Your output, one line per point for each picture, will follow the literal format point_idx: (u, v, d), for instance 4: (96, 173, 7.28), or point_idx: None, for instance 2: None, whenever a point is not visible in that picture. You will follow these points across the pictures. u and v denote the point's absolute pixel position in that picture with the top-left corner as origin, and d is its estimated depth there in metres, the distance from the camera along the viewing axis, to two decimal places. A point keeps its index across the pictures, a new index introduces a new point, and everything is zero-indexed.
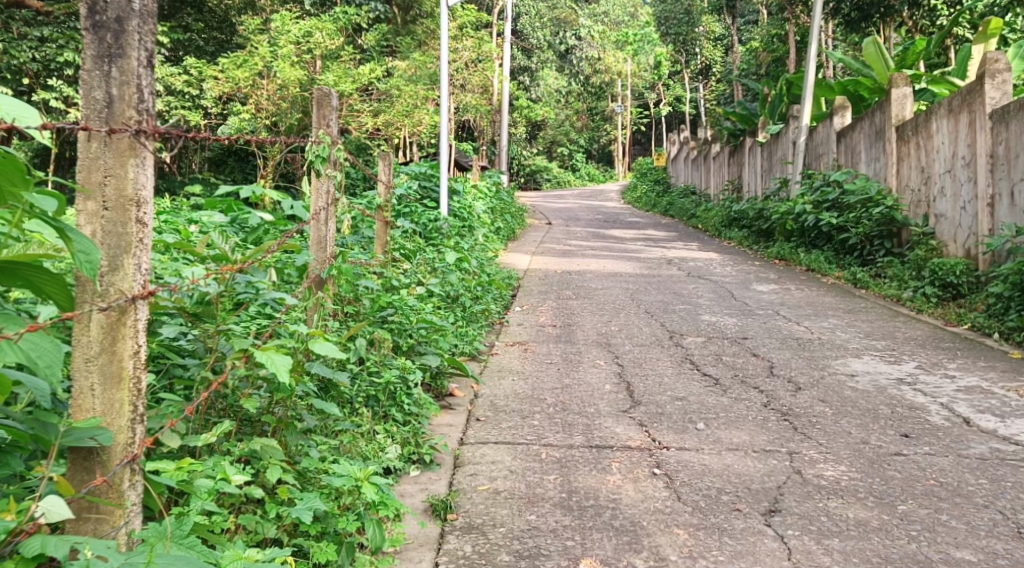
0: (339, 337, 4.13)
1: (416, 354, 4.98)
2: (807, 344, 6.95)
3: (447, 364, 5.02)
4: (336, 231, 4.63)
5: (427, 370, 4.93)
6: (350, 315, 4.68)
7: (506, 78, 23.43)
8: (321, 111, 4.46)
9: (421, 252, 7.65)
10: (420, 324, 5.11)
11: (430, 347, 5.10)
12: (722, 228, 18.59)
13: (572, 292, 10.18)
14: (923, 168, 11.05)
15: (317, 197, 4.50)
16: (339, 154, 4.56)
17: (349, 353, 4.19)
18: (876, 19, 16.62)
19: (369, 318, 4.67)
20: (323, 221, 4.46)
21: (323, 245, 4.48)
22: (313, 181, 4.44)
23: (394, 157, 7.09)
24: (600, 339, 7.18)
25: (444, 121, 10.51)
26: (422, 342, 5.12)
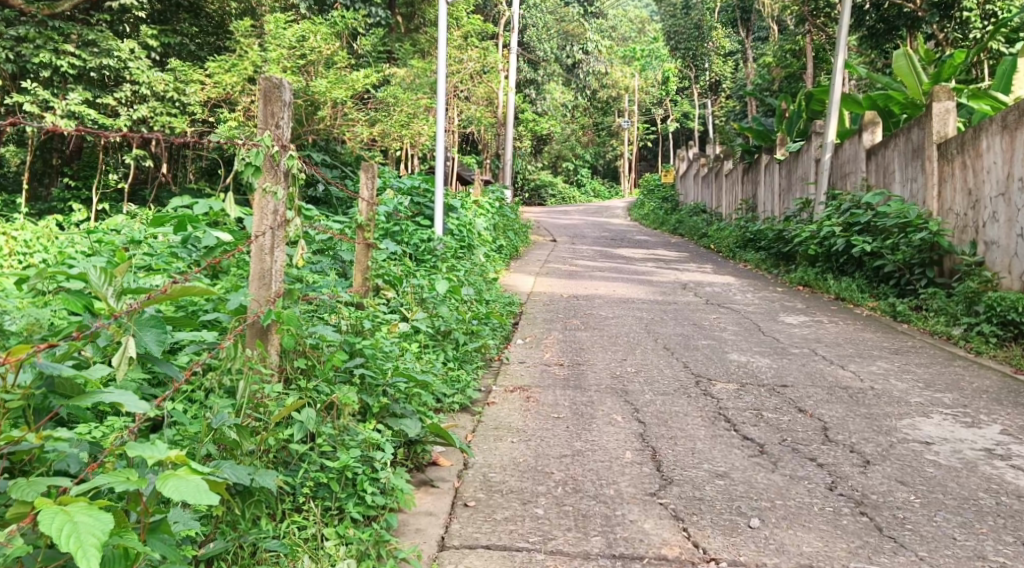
0: (273, 419, 3.36)
1: (391, 415, 3.97)
2: (860, 396, 5.92)
3: (430, 430, 4.00)
4: (286, 257, 3.80)
5: (404, 438, 3.94)
6: (302, 371, 3.81)
7: (513, 89, 22.38)
8: (267, 106, 3.57)
9: (407, 278, 6.60)
10: (398, 375, 4.15)
11: (410, 406, 4.07)
12: (736, 250, 17.55)
13: (581, 321, 9.16)
14: (970, 190, 10.08)
15: (262, 217, 3.68)
16: (291, 161, 3.71)
17: (293, 429, 3.41)
18: (904, 31, 15.71)
19: (326, 375, 3.77)
20: (270, 251, 3.67)
21: (265, 281, 3.68)
22: (256, 198, 3.64)
23: (378, 167, 6.06)
24: (615, 384, 6.14)
25: (442, 133, 9.38)
26: (401, 400, 4.11)
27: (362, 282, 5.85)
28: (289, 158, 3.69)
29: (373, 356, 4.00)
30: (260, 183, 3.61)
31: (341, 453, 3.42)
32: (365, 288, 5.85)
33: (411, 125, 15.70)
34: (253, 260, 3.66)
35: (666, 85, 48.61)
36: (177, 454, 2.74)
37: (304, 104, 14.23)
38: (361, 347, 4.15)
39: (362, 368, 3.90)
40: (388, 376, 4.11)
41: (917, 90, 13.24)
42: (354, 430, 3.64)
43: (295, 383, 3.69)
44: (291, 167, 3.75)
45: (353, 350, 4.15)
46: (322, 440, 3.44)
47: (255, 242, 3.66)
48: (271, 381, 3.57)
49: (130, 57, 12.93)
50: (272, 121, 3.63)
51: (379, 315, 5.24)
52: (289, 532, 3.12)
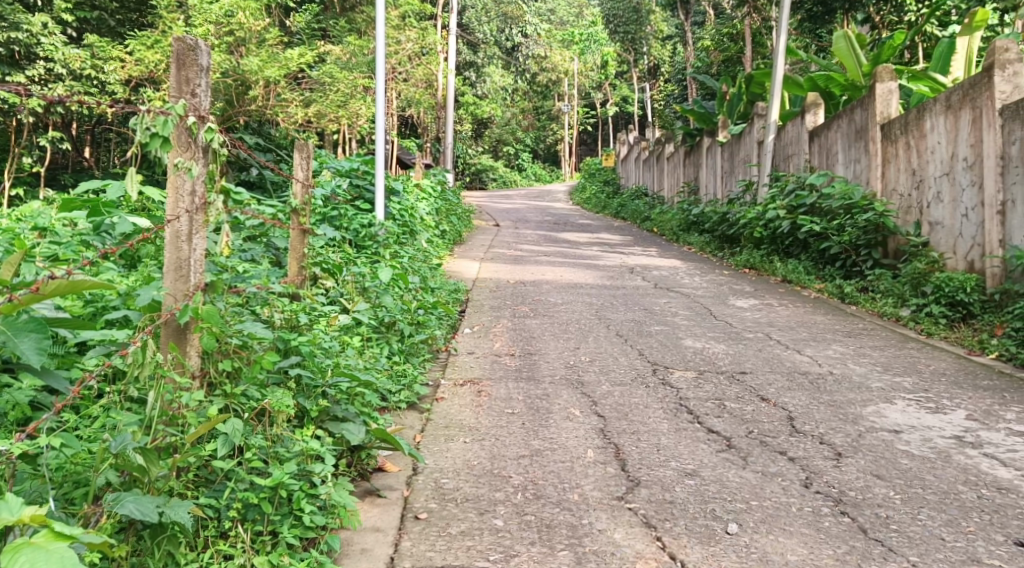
0: (188, 436, 3.03)
1: (333, 420, 3.66)
2: (821, 382, 5.69)
3: (375, 436, 3.70)
4: (207, 246, 3.43)
5: (346, 444, 3.64)
6: (228, 375, 3.46)
7: (451, 70, 21.93)
8: (180, 71, 3.23)
9: (346, 266, 6.21)
10: (338, 373, 3.81)
11: (352, 408, 3.76)
12: (679, 233, 17.43)
13: (528, 308, 8.86)
14: (914, 171, 9.96)
15: (178, 200, 3.31)
16: (210, 137, 3.35)
17: (218, 444, 3.10)
18: (840, 13, 15.41)
19: (256, 376, 3.42)
20: (188, 239, 3.32)
21: (182, 272, 3.31)
22: (171, 177, 3.28)
23: (312, 146, 5.69)
24: (569, 375, 5.86)
25: (381, 112, 8.91)
26: (343, 401, 3.78)
27: (297, 270, 5.48)
28: (208, 131, 3.35)
29: (309, 355, 3.65)
30: (175, 159, 3.27)
31: (273, 467, 3.11)
32: (301, 277, 5.49)
33: (347, 106, 15.21)
34: (168, 249, 3.30)
35: (605, 69, 48.49)
36: (33, 515, 2.50)
37: (234, 84, 13.72)
38: (298, 343, 3.79)
39: (295, 370, 3.56)
40: (327, 376, 3.77)
41: (857, 72, 13.14)
42: (288, 439, 3.32)
43: (219, 389, 3.34)
44: (211, 142, 3.40)
45: (288, 347, 3.80)
46: (250, 456, 3.12)
47: (170, 227, 3.30)
48: (190, 387, 3.23)
49: (42, 33, 12.30)
50: (187, 88, 3.28)
51: (316, 306, 4.88)
52: (213, 566, 2.86)
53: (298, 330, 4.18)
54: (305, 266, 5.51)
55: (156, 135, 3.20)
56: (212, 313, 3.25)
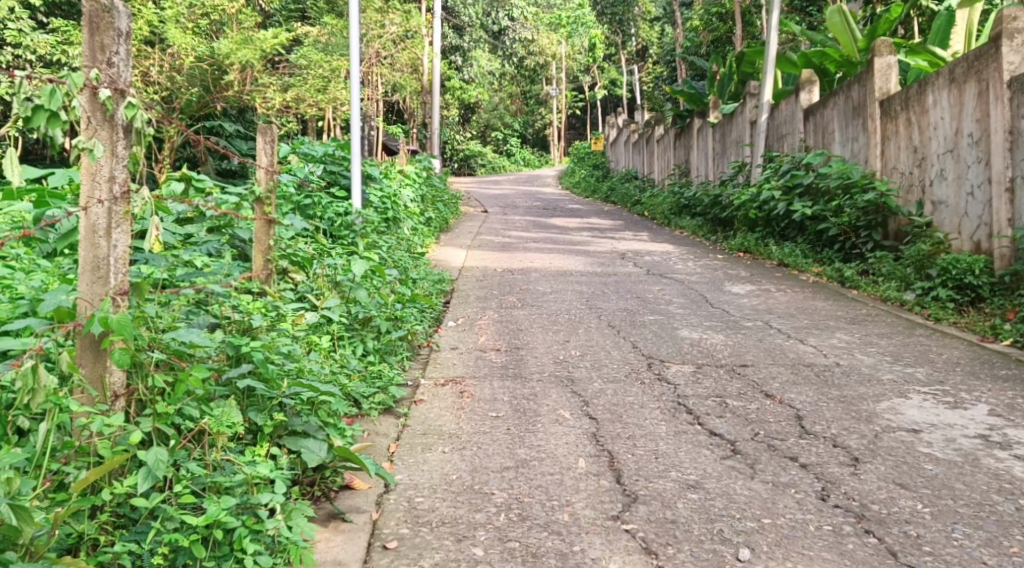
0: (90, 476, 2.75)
1: (288, 436, 3.32)
2: (829, 375, 5.30)
3: (337, 453, 3.34)
4: (130, 243, 3.22)
5: (303, 463, 3.30)
6: (161, 392, 3.15)
7: (436, 54, 21.43)
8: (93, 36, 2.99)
9: (319, 258, 5.78)
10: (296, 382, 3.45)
11: (312, 422, 3.40)
12: (670, 216, 17.03)
13: (516, 298, 8.46)
14: (915, 148, 9.55)
15: (95, 185, 3.10)
16: (130, 113, 3.12)
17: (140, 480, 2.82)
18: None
19: (181, 400, 3.09)
20: (106, 235, 3.11)
21: (100, 271, 3.11)
22: (86, 162, 3.05)
23: (277, 128, 5.26)
24: (559, 372, 5.47)
25: (355, 93, 8.47)
26: (302, 414, 3.43)
27: (262, 262, 5.10)
28: (127, 107, 3.11)
29: (260, 366, 3.31)
30: (84, 140, 3.03)
31: (209, 502, 2.80)
32: (266, 270, 5.10)
33: (326, 91, 14.83)
34: (85, 247, 3.10)
35: (593, 52, 47.96)
36: None
37: (208, 68, 13.15)
38: (250, 349, 3.43)
39: (243, 384, 3.20)
40: (283, 387, 3.41)
41: (852, 48, 12.71)
42: (231, 466, 3.00)
43: (148, 409, 3.05)
44: (133, 121, 3.16)
45: (239, 356, 3.45)
46: (179, 491, 2.83)
47: (87, 221, 3.10)
48: (105, 404, 3.01)
49: (8, 17, 11.91)
50: (103, 57, 3.04)
51: (281, 306, 4.49)
52: None
53: (252, 335, 3.79)
54: (270, 258, 5.13)
55: (41, 109, 2.91)
56: (126, 324, 2.95)
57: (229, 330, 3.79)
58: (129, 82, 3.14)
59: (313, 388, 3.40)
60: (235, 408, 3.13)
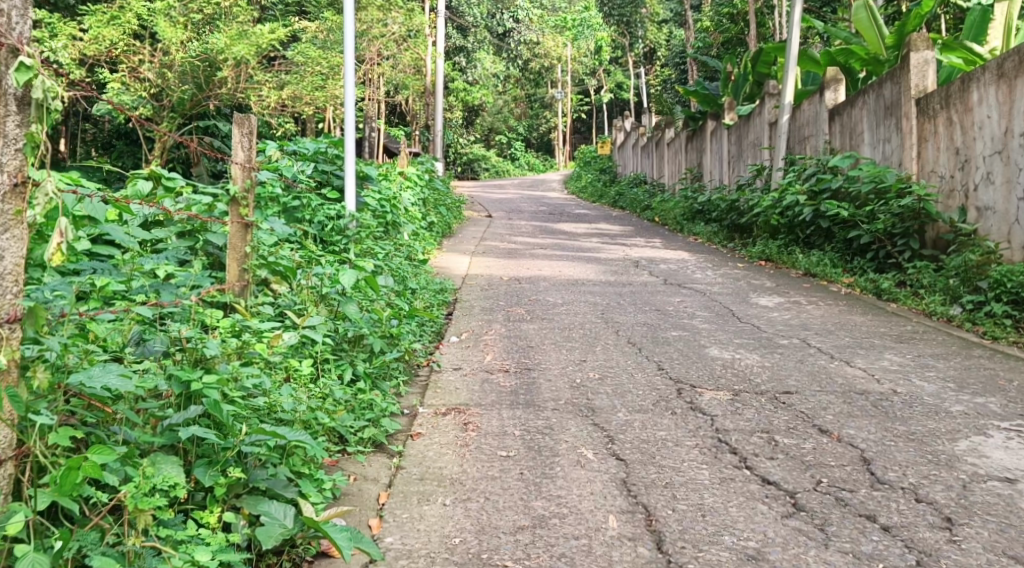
0: None
1: (237, 502, 2.78)
2: (888, 406, 4.64)
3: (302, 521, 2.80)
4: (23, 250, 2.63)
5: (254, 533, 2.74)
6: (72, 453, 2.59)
7: (439, 54, 20.75)
8: None
9: (306, 267, 5.12)
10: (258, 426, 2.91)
11: (272, 480, 2.86)
12: (683, 222, 16.37)
13: (524, 309, 7.81)
14: (956, 149, 8.96)
15: None
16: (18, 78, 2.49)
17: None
18: None
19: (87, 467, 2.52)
20: None
21: None
22: None
23: (257, 119, 4.55)
24: (576, 399, 4.80)
25: (352, 86, 7.77)
26: (259, 469, 2.88)
27: (237, 272, 4.44)
28: (20, 71, 2.49)
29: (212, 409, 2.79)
30: None
31: None
32: (242, 281, 4.44)
33: (324, 88, 14.18)
34: None
35: (599, 56, 47.33)
36: None
37: (201, 65, 12.62)
38: (202, 383, 2.89)
39: (186, 434, 2.68)
40: (241, 432, 2.88)
41: (878, 45, 12.18)
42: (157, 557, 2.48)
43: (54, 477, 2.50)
44: (31, 90, 2.54)
45: (187, 395, 2.93)
46: None
47: None
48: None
49: None
50: None
51: (254, 326, 3.85)
52: None
53: (205, 367, 3.17)
54: (249, 268, 4.49)
55: None
56: None
57: (180, 359, 3.18)
58: (27, 42, 2.54)
59: (279, 433, 2.87)
60: (167, 475, 2.62)
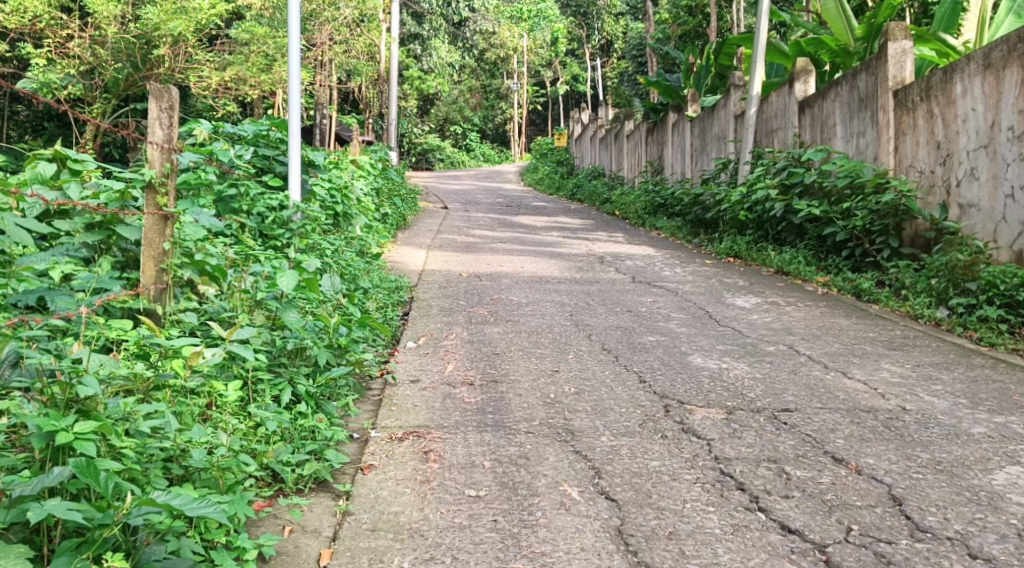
0: None
1: None
2: (904, 426, 4.13)
3: None
4: None
5: None
6: None
7: (391, 40, 19.99)
8: None
9: (239, 266, 4.45)
10: (149, 495, 2.57)
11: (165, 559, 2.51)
12: (645, 216, 15.88)
13: (487, 310, 7.18)
14: (937, 143, 8.52)
15: None
16: None
17: None
18: None
19: None
20: None
21: None
22: None
23: (178, 92, 3.91)
24: (553, 420, 4.20)
25: (297, 64, 7.03)
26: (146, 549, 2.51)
27: (154, 273, 3.87)
28: None
29: (83, 475, 2.47)
30: None
31: None
32: (159, 284, 3.88)
33: (269, 71, 13.59)
34: None
35: (555, 46, 46.81)
36: None
37: (135, 40, 11.78)
38: (75, 436, 2.56)
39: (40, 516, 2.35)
40: (124, 503, 2.51)
41: (847, 37, 11.87)
42: None
43: None
44: None
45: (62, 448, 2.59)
46: None
47: None
48: None
49: None
50: None
51: (165, 345, 3.29)
52: None
53: (82, 408, 2.67)
54: (168, 267, 3.92)
55: None
56: None
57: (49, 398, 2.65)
58: None
59: (174, 504, 2.53)
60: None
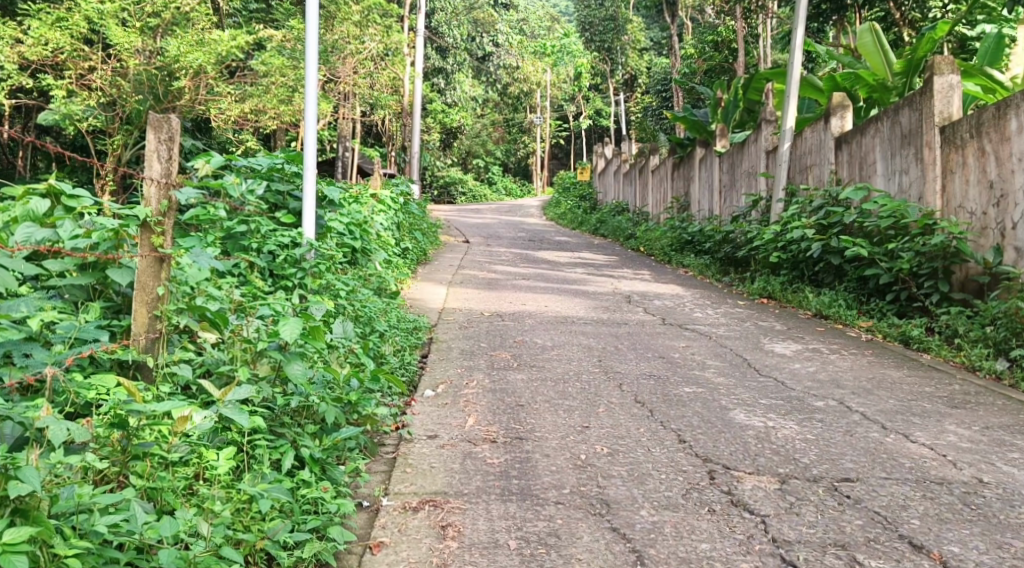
0: None
1: None
2: (986, 505, 3.68)
3: None
4: None
5: None
6: None
7: (415, 73, 19.66)
8: None
9: (244, 311, 4.10)
10: None
11: None
12: (671, 253, 15.44)
13: (511, 354, 6.75)
14: (990, 182, 8.07)
15: None
16: None
17: None
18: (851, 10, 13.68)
19: None
20: None
21: None
22: None
23: (179, 122, 3.66)
24: (587, 487, 3.76)
25: (314, 94, 6.72)
26: None
27: (146, 321, 3.55)
28: None
29: None
30: None
31: None
32: (151, 333, 3.56)
33: (290, 102, 13.28)
34: None
35: (578, 82, 46.76)
36: None
37: (157, 73, 11.61)
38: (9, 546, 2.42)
39: None
40: None
41: (885, 72, 11.59)
42: None
43: None
44: None
45: None
46: None
47: None
48: None
49: None
50: None
51: (147, 410, 3.06)
52: None
53: (24, 510, 2.54)
54: (161, 314, 3.59)
55: None
56: None
57: None
58: None
59: None
60: None
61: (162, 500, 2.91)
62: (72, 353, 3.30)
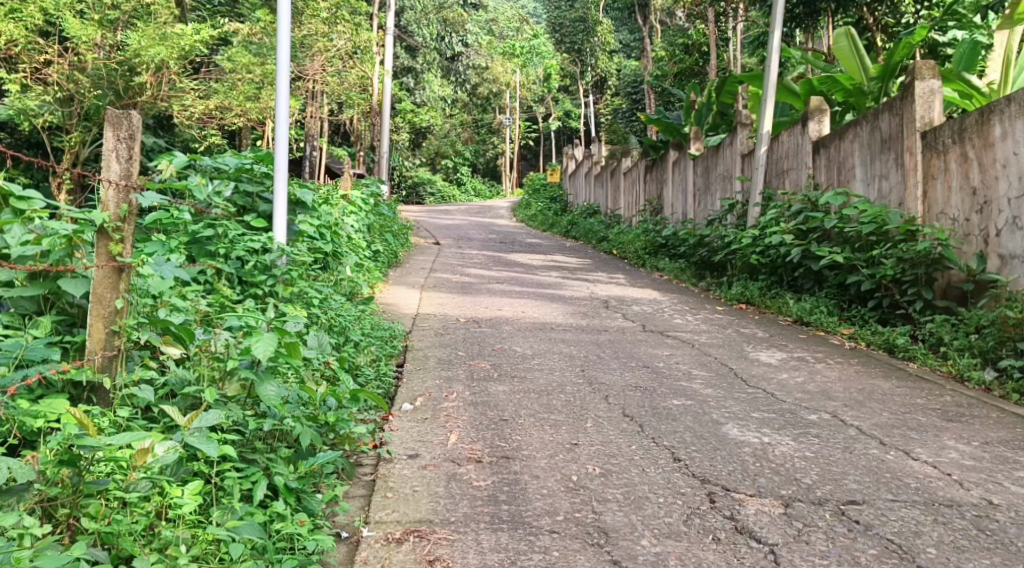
0: None
1: None
2: (1001, 531, 3.50)
3: None
4: None
5: None
6: None
7: (385, 71, 19.36)
8: None
9: (210, 325, 3.82)
10: None
11: None
12: (645, 256, 15.26)
13: (490, 363, 6.49)
14: (974, 188, 7.94)
15: None
16: None
17: None
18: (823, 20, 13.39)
19: None
20: None
21: None
22: None
23: (139, 120, 3.41)
24: (583, 513, 3.54)
25: (285, 93, 6.43)
26: None
27: (102, 338, 3.30)
28: None
29: None
30: None
31: None
32: (108, 350, 3.31)
33: (257, 98, 12.95)
34: None
35: (548, 83, 46.54)
36: None
37: (116, 67, 11.17)
38: None
39: None
40: None
41: (860, 76, 11.31)
42: None
43: None
44: None
45: None
46: None
47: None
48: None
49: None
50: None
51: (104, 444, 2.87)
52: None
53: None
54: (118, 330, 3.34)
55: None
56: None
57: None
58: None
59: None
60: None
61: (118, 546, 2.73)
62: (17, 378, 3.08)
